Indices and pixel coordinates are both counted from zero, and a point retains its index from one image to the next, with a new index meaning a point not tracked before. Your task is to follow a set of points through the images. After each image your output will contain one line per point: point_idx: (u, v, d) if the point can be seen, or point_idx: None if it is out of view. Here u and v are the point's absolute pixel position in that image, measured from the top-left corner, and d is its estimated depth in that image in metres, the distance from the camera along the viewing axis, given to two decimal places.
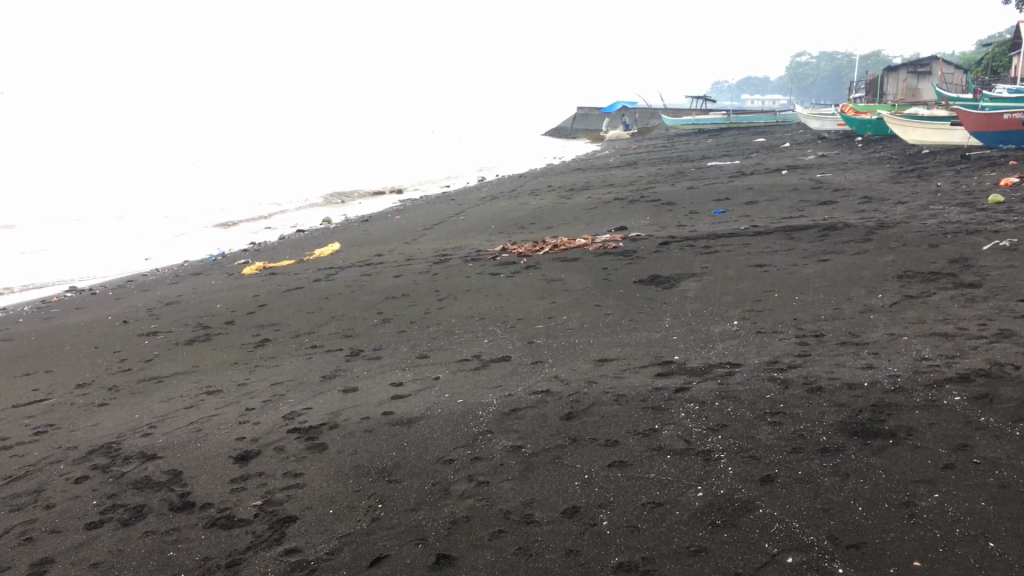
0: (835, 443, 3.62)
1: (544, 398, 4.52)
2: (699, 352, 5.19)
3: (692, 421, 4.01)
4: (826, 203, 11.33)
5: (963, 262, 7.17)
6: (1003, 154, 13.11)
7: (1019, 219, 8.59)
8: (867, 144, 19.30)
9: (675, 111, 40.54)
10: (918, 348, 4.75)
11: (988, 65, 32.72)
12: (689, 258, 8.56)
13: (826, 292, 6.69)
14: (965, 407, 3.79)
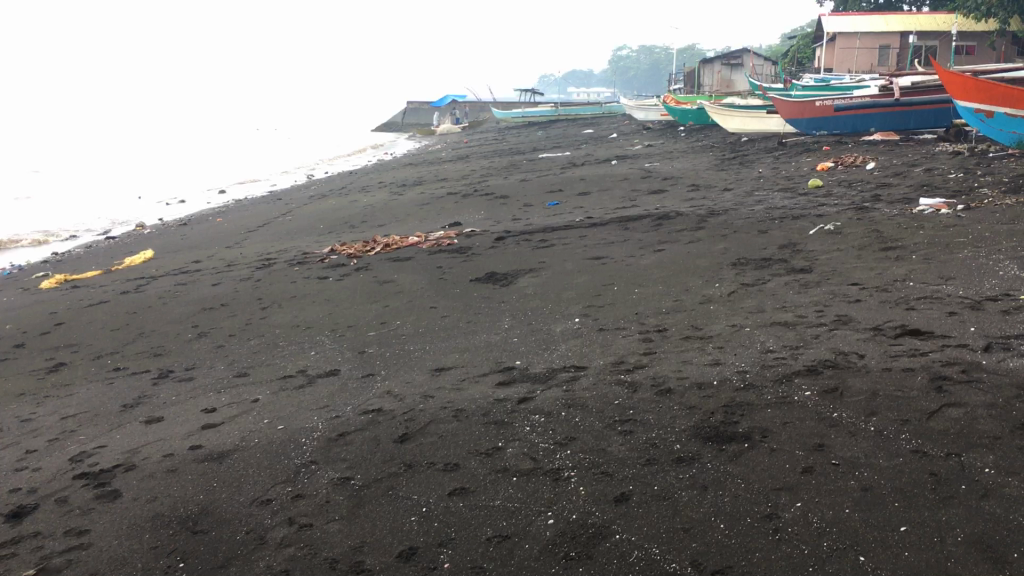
0: (690, 451, 3.36)
1: (374, 419, 4.07)
2: (540, 355, 4.89)
3: (538, 435, 3.68)
4: (656, 192, 11.37)
5: (792, 247, 7.21)
6: (817, 139, 13.63)
7: (839, 203, 8.80)
8: (690, 133, 19.81)
9: (505, 106, 40.71)
10: (762, 340, 4.60)
11: (795, 56, 34.58)
12: (525, 253, 8.30)
13: (665, 283, 6.53)
14: (816, 402, 3.62)
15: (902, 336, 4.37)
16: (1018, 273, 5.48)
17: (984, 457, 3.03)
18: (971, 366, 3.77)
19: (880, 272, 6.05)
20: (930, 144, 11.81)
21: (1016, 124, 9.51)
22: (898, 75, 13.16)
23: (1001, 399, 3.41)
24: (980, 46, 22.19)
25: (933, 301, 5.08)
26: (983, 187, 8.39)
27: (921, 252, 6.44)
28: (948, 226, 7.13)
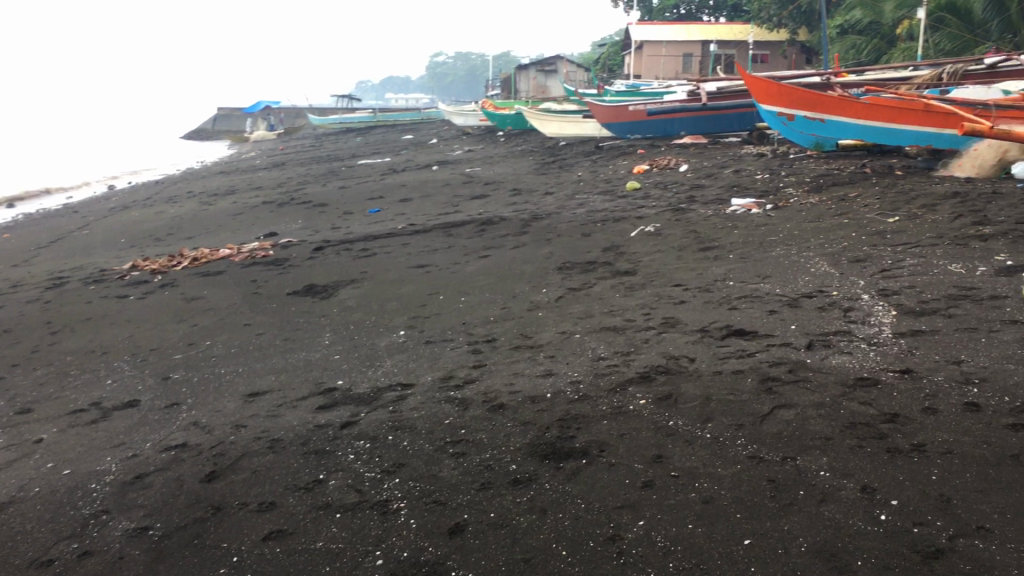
0: (527, 471, 3.17)
1: (178, 456, 3.65)
2: (364, 373, 4.58)
3: (362, 463, 3.39)
4: (478, 197, 11.24)
5: (615, 249, 7.22)
6: (631, 143, 13.93)
7: (657, 205, 8.95)
8: (509, 138, 19.90)
9: (321, 113, 39.76)
10: (593, 347, 4.48)
11: (605, 62, 35.62)
12: (345, 264, 7.93)
13: (491, 290, 6.36)
14: (651, 411, 3.51)
15: (729, 337, 4.37)
16: (828, 270, 5.67)
17: (817, 458, 3.01)
18: (797, 365, 3.79)
19: (701, 272, 6.12)
20: (737, 146, 12.30)
21: (816, 127, 9.97)
22: (703, 79, 13.64)
23: (828, 398, 3.42)
24: (773, 54, 23.73)
25: (754, 299, 5.14)
26: (789, 187, 8.75)
27: (738, 251, 6.57)
28: (759, 225, 7.35)
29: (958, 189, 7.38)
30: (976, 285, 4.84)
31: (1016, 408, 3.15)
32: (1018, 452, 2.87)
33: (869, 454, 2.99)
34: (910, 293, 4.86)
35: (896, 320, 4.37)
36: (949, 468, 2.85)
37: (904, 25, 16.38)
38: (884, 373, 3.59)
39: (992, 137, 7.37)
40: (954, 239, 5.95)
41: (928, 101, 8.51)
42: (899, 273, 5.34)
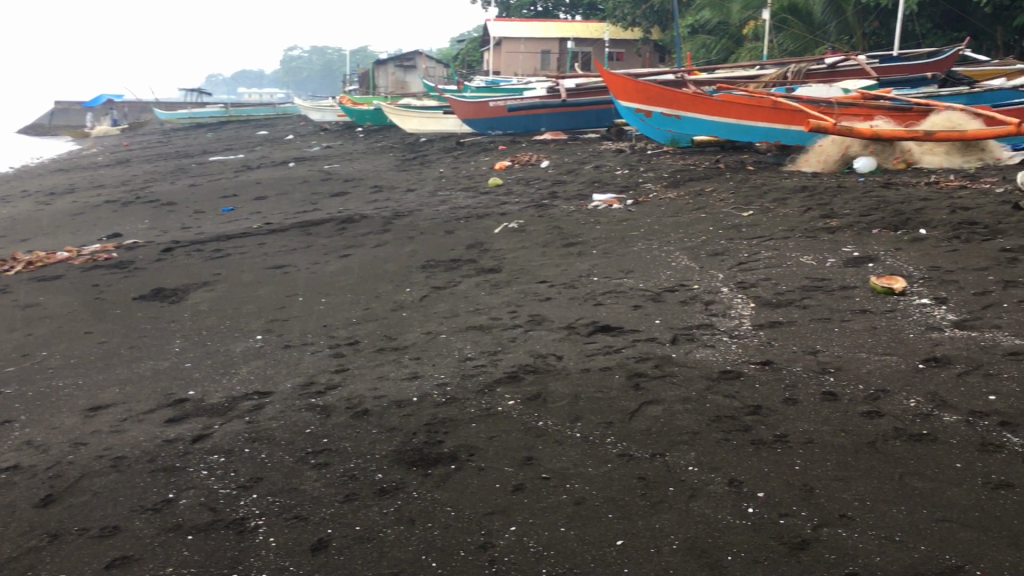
0: (393, 480, 3.04)
1: (9, 480, 3.33)
2: (218, 382, 4.33)
3: (217, 479, 3.18)
4: (337, 195, 10.95)
5: (479, 246, 7.15)
6: (492, 140, 13.91)
7: (520, 201, 8.93)
8: (368, 134, 19.57)
9: (169, 108, 38.08)
10: (459, 347, 4.39)
11: (464, 60, 35.67)
12: (196, 266, 7.54)
13: (352, 291, 6.16)
14: (520, 412, 3.45)
15: (596, 333, 4.37)
16: (688, 264, 5.77)
17: (685, 454, 3.01)
18: (662, 360, 3.81)
19: (565, 268, 6.12)
20: (597, 143, 12.48)
21: (673, 123, 10.09)
22: (561, 76, 13.76)
23: (694, 392, 3.44)
24: (628, 52, 24.34)
25: (618, 295, 5.16)
26: (647, 182, 8.90)
27: (601, 247, 6.62)
28: (620, 220, 7.43)
29: (806, 183, 7.69)
30: (827, 276, 5.02)
31: (870, 397, 3.25)
32: (874, 438, 2.96)
33: (735, 447, 3.02)
34: (766, 286, 4.99)
35: (754, 312, 4.48)
36: (811, 458, 2.90)
37: (750, 26, 17.06)
38: (746, 365, 3.65)
39: (836, 133, 7.76)
40: (805, 232, 6.17)
41: (776, 98, 8.87)
42: (755, 266, 5.48)
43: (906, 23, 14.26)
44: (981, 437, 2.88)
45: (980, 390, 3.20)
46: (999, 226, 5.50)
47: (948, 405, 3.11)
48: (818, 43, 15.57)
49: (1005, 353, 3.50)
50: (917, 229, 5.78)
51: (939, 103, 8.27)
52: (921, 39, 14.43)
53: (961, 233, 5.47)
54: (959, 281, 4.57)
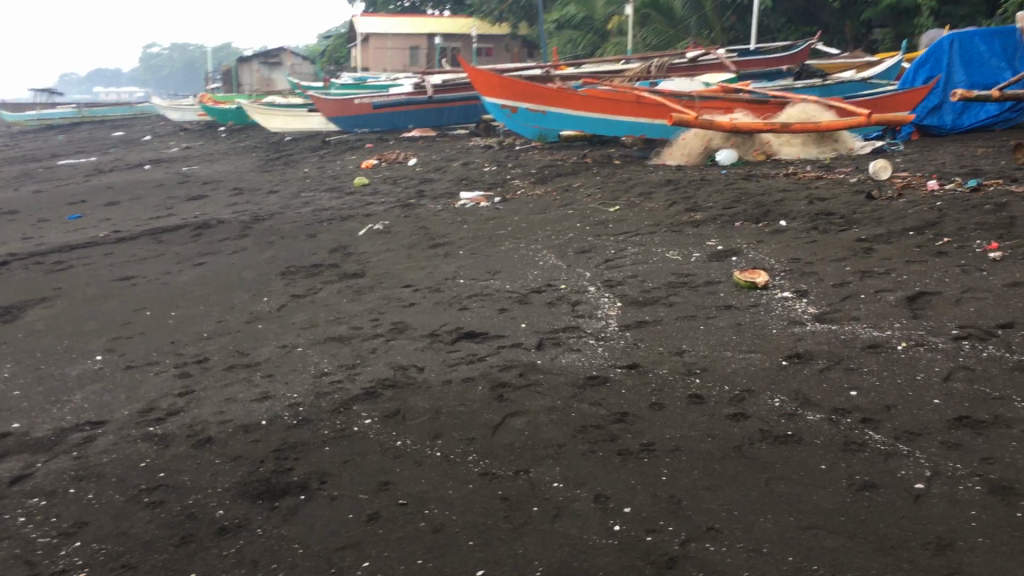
0: (236, 517, 2.77)
1: None
2: (48, 412, 3.94)
3: (36, 527, 2.84)
4: (194, 199, 10.42)
5: (342, 250, 6.87)
6: (359, 137, 13.55)
7: (385, 201, 8.68)
8: (230, 134, 18.84)
9: (14, 108, 35.80)
10: (316, 361, 4.12)
11: (331, 57, 34.94)
12: (34, 280, 6.98)
13: (205, 302, 5.79)
14: (377, 432, 3.23)
15: (460, 341, 4.19)
16: (555, 262, 5.67)
17: (550, 469, 2.87)
18: (527, 367, 3.66)
19: (431, 270, 5.93)
20: (466, 139, 12.33)
21: (539, 118, 9.90)
22: (427, 72, 13.54)
23: (558, 402, 3.31)
24: (496, 47, 24.28)
25: (484, 298, 5.00)
26: (515, 179, 8.79)
27: (467, 247, 6.46)
28: (488, 219, 7.28)
29: (671, 177, 7.72)
30: (692, 271, 4.99)
31: (735, 398, 3.18)
32: (740, 442, 2.89)
33: (601, 459, 2.89)
34: (633, 283, 4.92)
35: (621, 312, 4.39)
36: (677, 467, 2.80)
37: (615, 21, 17.23)
38: (612, 370, 3.54)
39: (697, 127, 7.79)
40: (670, 227, 6.16)
41: (639, 91, 8.89)
42: (622, 263, 5.42)
43: (762, 18, 14.68)
44: (845, 436, 2.84)
45: (842, 385, 3.18)
46: (855, 216, 5.61)
47: (812, 404, 3.07)
48: (679, 37, 15.86)
49: (864, 346, 3.51)
50: (777, 221, 5.84)
51: (795, 95, 8.47)
52: (776, 33, 14.89)
53: (820, 225, 5.55)
54: (819, 273, 4.60)
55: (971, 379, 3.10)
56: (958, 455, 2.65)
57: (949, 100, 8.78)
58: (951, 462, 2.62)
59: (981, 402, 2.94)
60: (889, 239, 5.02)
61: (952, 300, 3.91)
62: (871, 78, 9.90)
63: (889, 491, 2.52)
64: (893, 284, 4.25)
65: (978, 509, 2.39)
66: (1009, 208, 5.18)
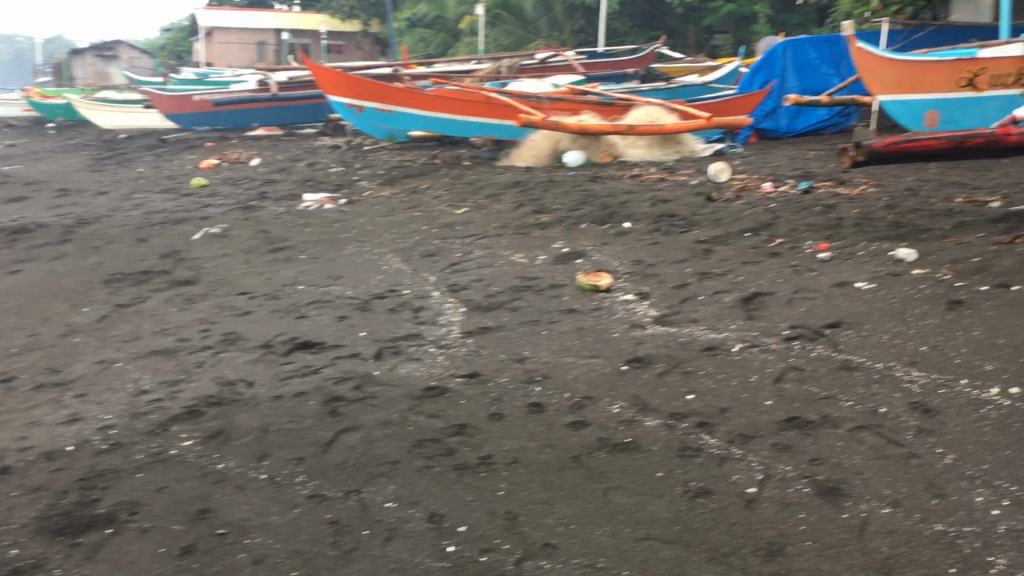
0: (30, 557, 2.49)
1: None
2: None
3: None
4: (13, 200, 9.66)
5: (175, 255, 6.49)
6: (199, 136, 12.96)
7: (224, 203, 8.29)
8: (60, 131, 17.69)
9: None
10: (135, 378, 3.82)
11: (173, 52, 33.45)
12: None
13: (18, 314, 5.32)
14: (197, 455, 3.00)
15: (294, 352, 3.98)
16: (400, 267, 5.51)
17: (383, 489, 2.72)
18: (363, 379, 3.50)
19: (269, 276, 5.66)
20: (312, 139, 11.99)
21: (386, 118, 9.65)
22: (271, 69, 13.09)
23: (395, 415, 3.16)
24: (347, 45, 23.83)
25: (323, 305, 4.79)
26: (362, 180, 8.57)
27: (309, 251, 6.21)
28: (332, 221, 7.05)
29: (518, 178, 7.69)
30: (537, 275, 4.94)
31: (575, 405, 3.13)
32: (579, 452, 2.82)
33: (437, 476, 2.77)
34: (477, 287, 4.83)
35: (464, 318, 4.28)
36: (515, 480, 2.71)
37: (466, 21, 17.20)
38: (452, 380, 3.42)
39: (545, 128, 7.79)
40: (517, 229, 6.11)
41: (487, 92, 8.84)
42: (467, 266, 5.32)
43: (609, 21, 14.96)
44: (681, 441, 2.82)
45: (679, 389, 3.17)
46: (695, 217, 5.71)
47: (650, 409, 3.05)
48: (529, 39, 15.97)
49: (701, 348, 3.53)
50: (621, 223, 5.88)
51: (639, 98, 8.61)
52: (623, 36, 15.19)
53: (661, 226, 5.63)
54: (660, 275, 4.64)
55: (801, 379, 3.16)
56: (788, 458, 2.67)
57: (783, 104, 9.14)
58: (781, 465, 2.63)
59: (810, 402, 2.99)
60: (727, 241, 5.12)
61: (784, 300, 4.00)
62: (710, 82, 10.20)
63: (722, 498, 2.50)
64: (730, 285, 4.32)
65: (806, 512, 2.39)
66: (837, 209, 5.39)
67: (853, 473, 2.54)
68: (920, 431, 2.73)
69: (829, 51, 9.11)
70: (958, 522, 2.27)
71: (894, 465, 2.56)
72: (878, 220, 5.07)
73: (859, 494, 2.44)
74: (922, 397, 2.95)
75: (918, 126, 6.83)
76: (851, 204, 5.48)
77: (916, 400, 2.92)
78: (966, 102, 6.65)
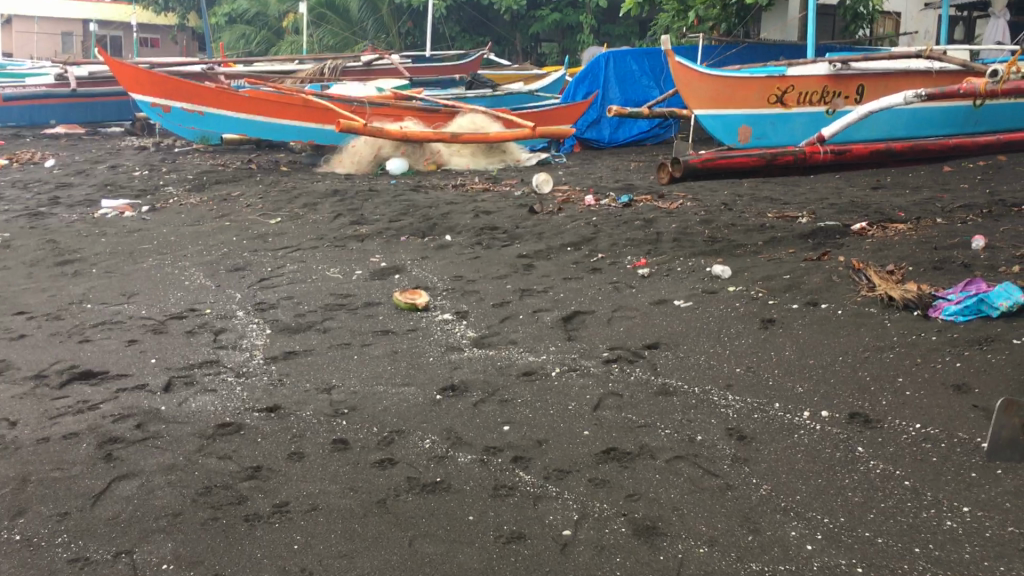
0: None
1: None
2: None
3: None
4: None
5: None
6: None
7: (10, 208, 7.52)
8: None
9: None
10: None
11: None
12: None
13: None
14: None
15: (70, 384, 3.53)
16: (203, 282, 5.10)
17: (160, 547, 2.36)
18: (147, 417, 3.12)
19: (53, 293, 5.10)
20: (118, 139, 11.18)
21: (196, 119, 9.04)
22: (69, 62, 12.14)
23: (180, 458, 2.82)
24: (162, 40, 22.64)
25: (111, 328, 4.33)
26: (169, 186, 7.99)
27: (102, 265, 5.67)
28: (131, 230, 6.50)
29: (337, 187, 7.36)
30: (352, 291, 4.67)
31: (383, 441, 2.89)
32: (384, 496, 2.58)
33: (223, 529, 2.44)
34: (287, 306, 4.51)
35: (269, 341, 3.96)
36: (313, 530, 2.42)
37: (290, 19, 16.61)
38: (249, 415, 3.11)
39: (367, 134, 7.47)
40: (333, 241, 5.80)
41: (307, 95, 8.45)
42: (277, 282, 4.98)
43: (436, 25, 14.78)
44: (494, 479, 2.64)
45: (495, 420, 3.00)
46: (517, 230, 5.60)
47: (463, 443, 2.86)
48: (355, 40, 15.58)
49: (519, 373, 3.38)
50: (443, 235, 5.69)
51: (463, 105, 8.47)
52: (450, 41, 15.06)
53: (483, 239, 5.48)
54: (480, 292, 4.48)
55: (619, 407, 3.05)
56: (605, 494, 2.53)
57: (606, 115, 9.23)
58: (598, 502, 2.48)
59: (628, 431, 2.88)
60: (549, 255, 5.02)
61: (604, 319, 3.92)
62: (535, 91, 10.20)
63: (537, 542, 2.32)
64: (551, 303, 4.20)
65: (622, 555, 2.24)
66: (656, 224, 5.40)
67: (670, 509, 2.43)
68: (736, 460, 2.66)
69: (649, 64, 9.28)
70: (773, 560, 2.17)
71: (710, 499, 2.46)
72: (695, 235, 5.11)
73: (675, 533, 2.32)
74: (738, 423, 2.89)
75: (732, 140, 6.98)
76: (669, 218, 5.51)
77: (731, 427, 2.86)
78: (775, 118, 6.87)
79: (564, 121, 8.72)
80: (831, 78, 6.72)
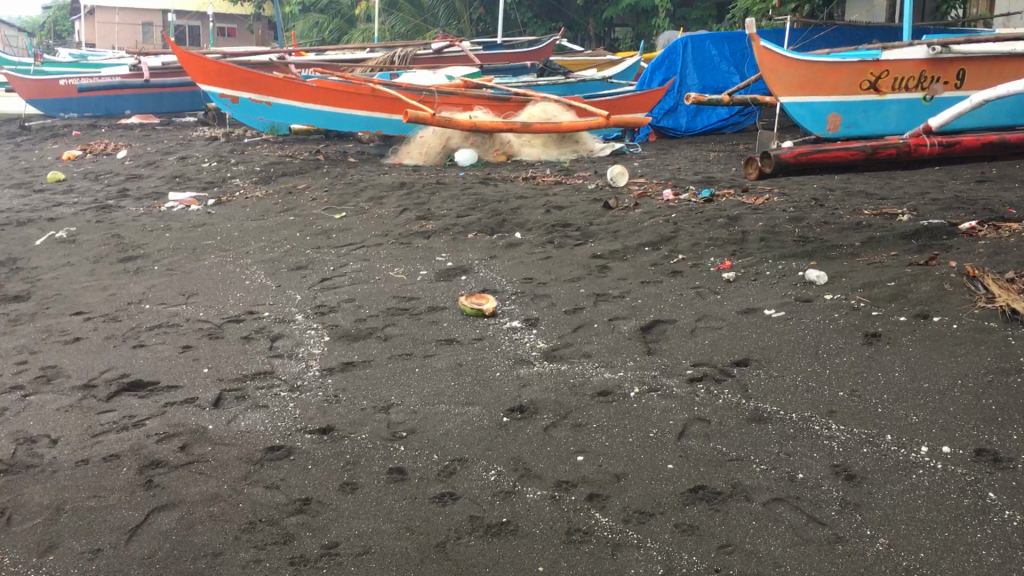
0: None
1: None
2: None
3: None
4: None
5: (12, 263, 5.70)
6: (63, 122, 11.87)
7: (79, 202, 7.46)
8: None
9: None
10: None
11: (54, 31, 31.66)
12: None
13: None
14: None
15: (119, 397, 3.33)
16: (264, 282, 4.92)
17: None
18: (194, 437, 2.91)
19: (114, 292, 4.96)
20: (189, 129, 11.16)
21: (264, 110, 8.89)
22: (143, 52, 12.17)
23: (223, 487, 2.59)
24: (240, 29, 22.85)
25: (167, 331, 4.15)
26: (235, 178, 7.86)
27: (164, 261, 5.52)
28: (196, 225, 6.36)
29: (403, 179, 7.12)
30: (416, 294, 4.42)
31: (444, 472, 2.62)
32: (444, 538, 2.30)
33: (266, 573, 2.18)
34: (348, 309, 4.28)
35: (327, 349, 3.73)
36: None
37: (361, 6, 16.49)
38: (300, 438, 2.87)
39: (435, 125, 7.22)
40: (398, 238, 5.56)
41: (374, 85, 8.25)
42: (339, 283, 4.76)
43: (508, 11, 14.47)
44: (567, 521, 2.34)
45: (567, 449, 2.70)
46: (590, 228, 5.28)
47: (532, 475, 2.57)
48: (425, 27, 15.37)
49: (594, 393, 3.07)
50: (512, 233, 5.40)
51: (534, 93, 8.17)
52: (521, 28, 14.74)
53: (554, 238, 5.17)
54: (550, 296, 4.18)
55: (707, 435, 2.72)
56: (693, 544, 2.21)
57: (683, 102, 8.82)
58: (685, 554, 2.17)
59: (717, 466, 2.55)
60: (624, 256, 4.69)
61: (686, 330, 3.58)
62: (609, 78, 9.85)
63: None
64: (627, 310, 3.88)
65: None
66: (740, 222, 5.02)
67: (770, 567, 2.10)
68: (845, 505, 2.32)
69: (729, 48, 8.83)
70: None
71: (817, 555, 2.12)
72: (783, 234, 4.72)
73: None
74: (843, 459, 2.54)
75: (820, 129, 6.53)
76: (755, 215, 5.13)
77: (837, 464, 2.52)
78: (868, 106, 6.39)
79: (639, 109, 8.35)
80: (929, 63, 6.21)
